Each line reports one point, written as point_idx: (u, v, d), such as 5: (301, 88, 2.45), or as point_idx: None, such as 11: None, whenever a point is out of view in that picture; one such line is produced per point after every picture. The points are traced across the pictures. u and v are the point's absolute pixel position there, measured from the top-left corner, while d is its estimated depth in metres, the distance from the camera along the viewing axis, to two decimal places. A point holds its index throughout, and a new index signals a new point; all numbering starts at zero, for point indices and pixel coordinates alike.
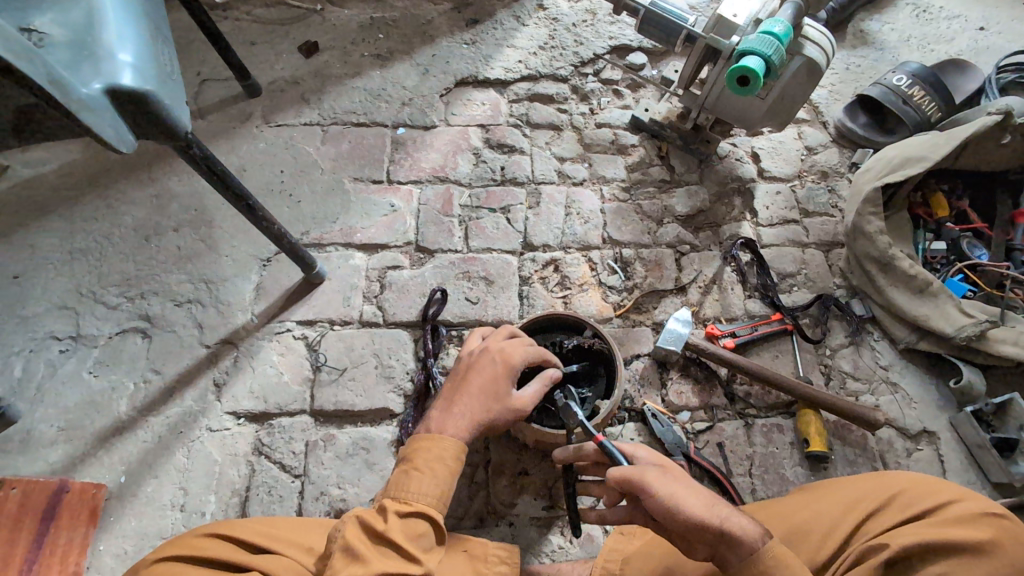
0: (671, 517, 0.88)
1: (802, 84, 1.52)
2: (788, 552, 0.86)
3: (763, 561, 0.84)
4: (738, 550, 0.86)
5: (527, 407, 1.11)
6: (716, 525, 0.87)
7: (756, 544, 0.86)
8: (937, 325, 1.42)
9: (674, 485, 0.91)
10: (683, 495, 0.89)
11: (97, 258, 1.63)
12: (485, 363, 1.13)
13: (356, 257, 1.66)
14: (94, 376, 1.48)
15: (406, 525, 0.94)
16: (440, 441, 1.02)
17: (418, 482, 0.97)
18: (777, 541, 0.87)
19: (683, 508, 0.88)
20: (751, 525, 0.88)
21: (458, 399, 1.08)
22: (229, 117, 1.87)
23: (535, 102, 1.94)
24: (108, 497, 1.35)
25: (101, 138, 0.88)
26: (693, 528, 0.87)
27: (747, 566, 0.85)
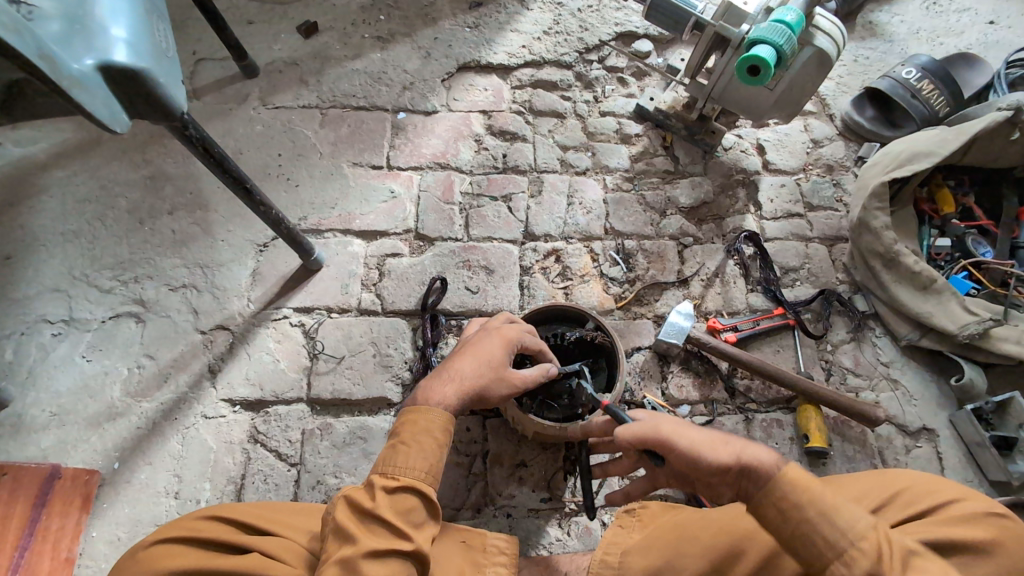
0: (694, 463, 0.90)
1: (811, 75, 1.49)
2: (804, 473, 0.83)
3: (780, 487, 0.82)
4: (756, 482, 0.84)
5: (519, 382, 1.09)
6: (736, 464, 0.86)
7: (772, 473, 0.83)
8: (940, 322, 1.41)
9: (693, 436, 0.92)
10: (701, 443, 0.91)
11: (90, 240, 1.59)
12: (482, 337, 1.12)
13: (355, 243, 1.63)
14: (86, 361, 1.45)
15: (395, 501, 0.91)
16: (428, 411, 1.00)
17: (405, 457, 0.94)
18: (792, 466, 0.83)
19: (702, 454, 0.89)
20: (767, 455, 0.86)
21: (452, 365, 1.06)
22: (225, 98, 1.82)
23: (539, 89, 1.91)
24: (102, 483, 1.33)
25: (94, 116, 0.84)
26: (715, 472, 0.88)
27: (766, 495, 0.83)
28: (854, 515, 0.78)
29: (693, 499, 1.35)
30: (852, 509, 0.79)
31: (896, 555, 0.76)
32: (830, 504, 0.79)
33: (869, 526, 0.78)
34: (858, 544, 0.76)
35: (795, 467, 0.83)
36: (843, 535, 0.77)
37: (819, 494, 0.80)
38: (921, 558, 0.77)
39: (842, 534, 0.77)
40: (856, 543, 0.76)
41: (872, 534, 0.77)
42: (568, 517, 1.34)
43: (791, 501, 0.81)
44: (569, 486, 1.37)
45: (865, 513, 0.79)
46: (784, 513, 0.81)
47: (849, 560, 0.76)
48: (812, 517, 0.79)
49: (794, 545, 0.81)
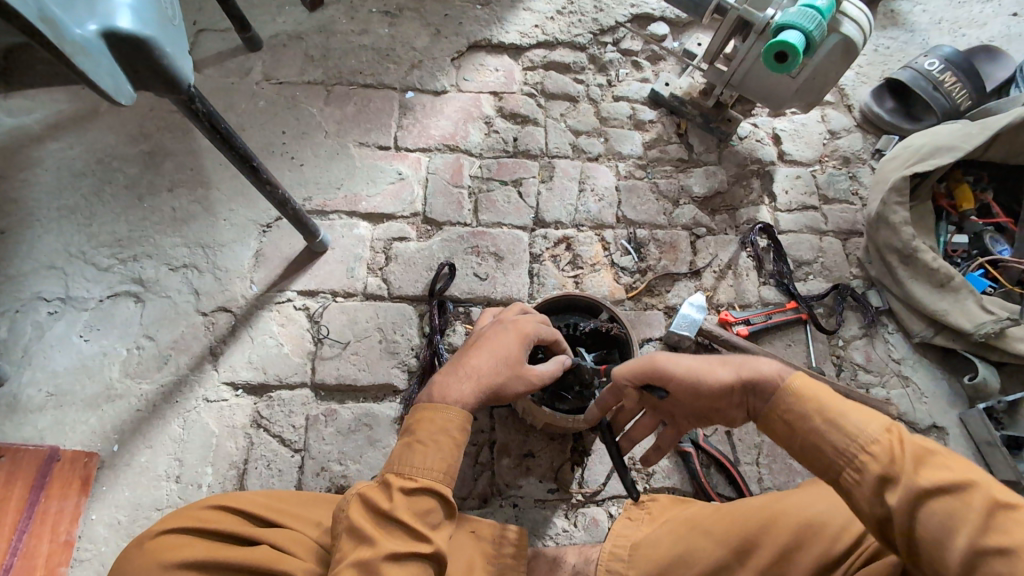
0: (699, 386, 0.94)
1: (835, 64, 1.45)
2: (814, 385, 0.83)
3: (786, 399, 0.83)
4: (763, 395, 0.87)
5: (536, 378, 1.07)
6: (740, 381, 0.90)
7: (776, 385, 0.85)
8: (955, 320, 1.40)
9: (692, 361, 0.96)
10: (699, 366, 0.94)
11: (86, 216, 1.54)
12: (496, 332, 1.08)
13: (361, 226, 1.59)
14: (84, 341, 1.41)
15: (412, 502, 0.89)
16: (444, 410, 0.96)
17: (422, 457, 0.91)
18: (798, 376, 0.84)
19: (706, 375, 0.93)
20: (771, 368, 0.87)
21: (467, 362, 1.02)
22: (227, 72, 1.76)
23: (551, 71, 1.85)
24: (101, 466, 1.30)
25: (98, 86, 0.80)
26: (721, 392, 0.92)
27: (774, 410, 0.84)
28: (864, 420, 0.76)
29: (702, 492, 1.34)
30: (863, 413, 0.77)
31: (909, 456, 0.71)
32: (837, 409, 0.78)
33: (880, 431, 0.74)
34: (868, 449, 0.73)
35: (802, 376, 0.84)
36: (852, 440, 0.75)
37: (828, 403, 0.79)
38: (942, 457, 0.71)
39: (851, 441, 0.75)
40: (865, 448, 0.74)
41: (883, 438, 0.74)
42: (575, 508, 1.33)
43: (796, 411, 0.81)
44: (576, 477, 1.35)
45: (879, 418, 0.76)
46: (792, 427, 0.82)
47: (860, 467, 0.73)
48: (820, 426, 0.78)
49: (809, 458, 0.80)
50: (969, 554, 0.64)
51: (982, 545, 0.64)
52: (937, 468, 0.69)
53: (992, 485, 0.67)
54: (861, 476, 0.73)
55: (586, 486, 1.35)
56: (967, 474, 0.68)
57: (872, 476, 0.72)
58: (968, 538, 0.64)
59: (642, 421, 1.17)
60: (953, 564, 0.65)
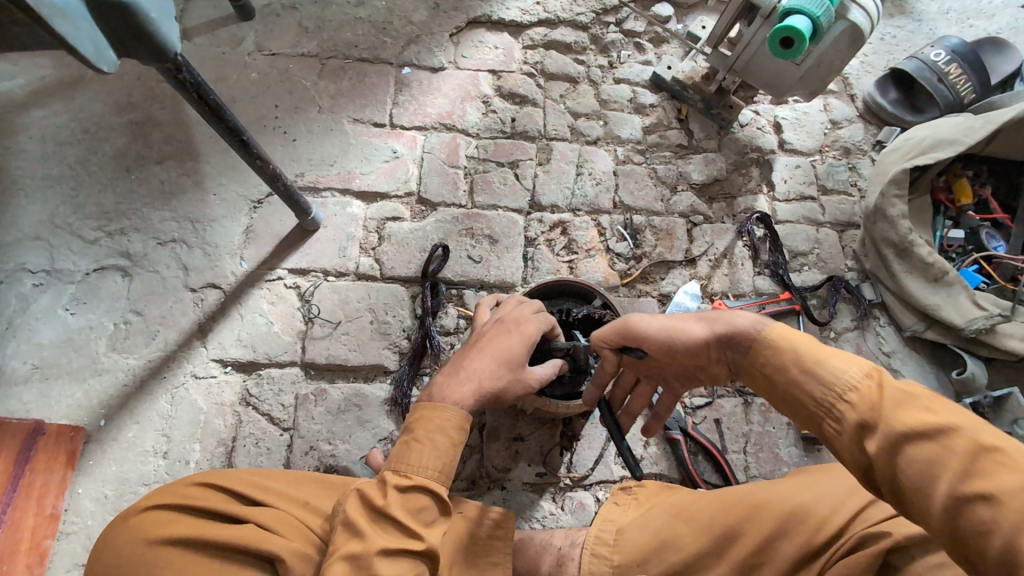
0: (675, 343, 0.95)
1: (841, 52, 1.42)
2: (793, 334, 0.82)
3: (761, 352, 0.83)
4: (740, 350, 0.87)
5: (535, 382, 1.06)
6: (715, 338, 0.91)
7: (754, 337, 0.85)
8: (948, 316, 1.40)
9: (669, 321, 0.96)
10: (674, 326, 0.95)
11: (72, 186, 1.50)
12: (498, 334, 1.07)
13: (354, 205, 1.57)
14: (70, 314, 1.39)
15: (406, 499, 0.88)
16: (443, 409, 0.95)
17: (418, 455, 0.91)
18: (776, 326, 0.83)
19: (681, 333, 0.94)
20: (748, 323, 0.87)
21: (468, 364, 1.02)
22: (218, 41, 1.70)
23: (552, 51, 1.81)
24: (87, 441, 1.29)
25: (78, 52, 0.77)
26: (696, 348, 0.93)
27: (751, 362, 0.85)
28: (843, 366, 0.74)
29: (689, 480, 1.35)
30: (843, 358, 0.75)
31: (887, 400, 0.69)
32: (814, 358, 0.77)
33: (859, 376, 0.72)
34: (846, 397, 0.72)
35: (779, 326, 0.84)
36: (830, 388, 0.74)
37: (806, 352, 0.78)
38: (925, 400, 0.68)
39: (829, 390, 0.74)
40: (844, 396, 0.72)
41: (862, 384, 0.72)
42: (563, 492, 1.34)
43: (774, 362, 0.81)
44: (564, 461, 1.36)
45: (860, 363, 0.74)
46: (773, 380, 0.82)
47: (838, 416, 0.72)
48: (797, 376, 0.78)
49: (792, 410, 0.79)
50: (950, 501, 0.61)
51: (964, 491, 0.61)
52: (917, 412, 0.66)
53: (977, 429, 0.64)
54: (841, 426, 0.72)
55: (574, 471, 1.36)
56: (948, 417, 0.65)
57: (850, 424, 0.71)
58: (949, 485, 0.62)
59: (641, 390, 1.14)
60: (935, 513, 0.63)
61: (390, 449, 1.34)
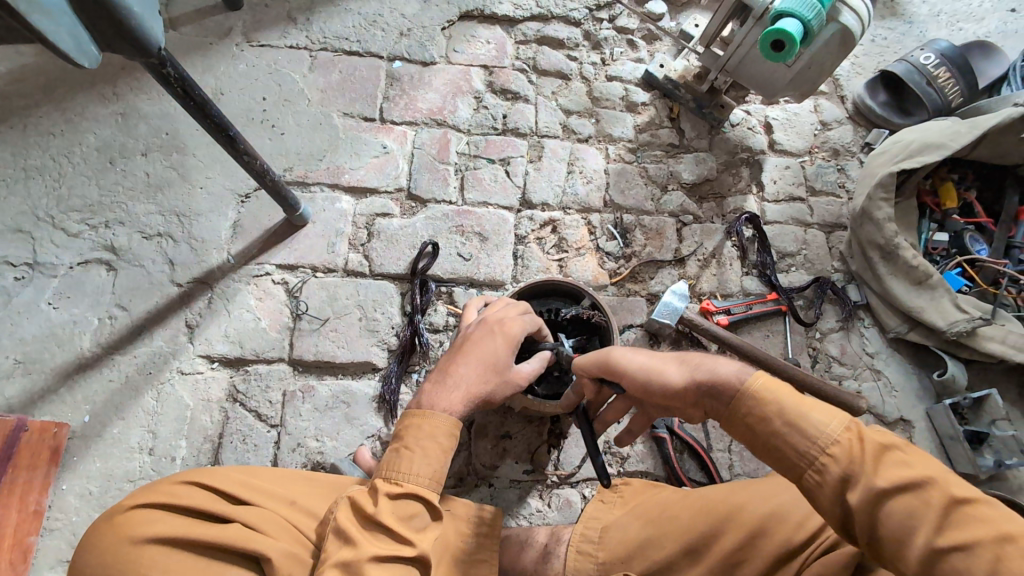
0: (655, 384, 0.93)
1: (831, 54, 1.42)
2: (775, 383, 0.81)
3: (746, 401, 0.81)
4: (718, 400, 0.85)
5: (523, 380, 1.06)
6: (694, 385, 0.89)
7: (736, 387, 0.83)
8: (930, 318, 1.42)
9: (651, 360, 0.95)
10: (656, 366, 0.94)
11: (55, 177, 1.48)
12: (482, 336, 1.07)
13: (343, 200, 1.55)
14: (53, 308, 1.37)
15: (397, 507, 0.89)
16: (432, 417, 0.96)
17: (409, 463, 0.92)
18: (759, 375, 0.82)
19: (659, 374, 0.93)
20: (730, 371, 0.85)
21: (455, 371, 1.02)
22: (205, 31, 1.68)
23: (544, 46, 1.80)
24: (72, 436, 1.28)
25: (56, 46, 0.76)
26: (674, 393, 0.91)
27: (734, 412, 0.83)
28: (825, 420, 0.75)
29: (674, 477, 1.36)
30: (824, 410, 0.77)
31: (868, 454, 0.72)
32: (798, 410, 0.77)
33: (840, 430, 0.74)
34: (829, 450, 0.74)
35: (763, 374, 0.83)
36: (814, 442, 0.75)
37: (790, 405, 0.78)
38: (902, 453, 0.72)
39: (812, 443, 0.75)
40: (826, 449, 0.74)
41: (843, 438, 0.74)
42: (549, 489, 1.35)
43: (758, 413, 0.80)
44: (552, 458, 1.37)
45: (839, 416, 0.76)
46: (753, 430, 0.81)
47: (821, 468, 0.74)
48: (781, 428, 0.77)
49: (772, 459, 0.79)
50: (927, 553, 0.65)
51: (940, 543, 0.65)
52: (896, 466, 0.70)
53: (949, 482, 0.68)
54: (823, 477, 0.73)
55: (561, 468, 1.37)
56: (925, 471, 0.69)
57: (833, 477, 0.73)
58: (926, 538, 0.65)
59: (617, 403, 1.13)
60: (913, 562, 0.66)
61: (378, 446, 1.34)
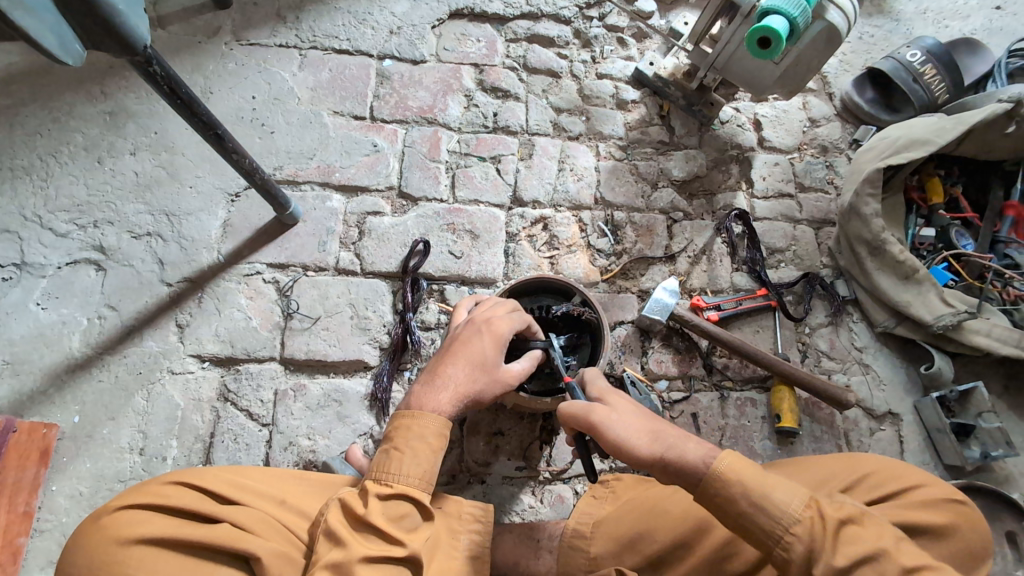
0: (626, 458, 0.88)
1: (818, 51, 1.43)
2: (740, 463, 0.83)
3: (713, 485, 0.82)
4: (687, 479, 0.84)
5: (513, 378, 1.06)
6: (661, 462, 0.87)
7: (703, 471, 0.83)
8: (916, 312, 1.44)
9: (624, 426, 0.90)
10: (629, 435, 0.89)
11: (42, 177, 1.47)
12: (470, 335, 1.07)
13: (334, 199, 1.55)
14: (41, 309, 1.36)
15: (387, 507, 0.90)
16: (422, 417, 0.96)
17: (399, 463, 0.93)
18: (726, 456, 0.83)
19: (629, 450, 0.88)
20: (696, 450, 0.85)
21: (444, 372, 1.02)
22: (194, 30, 1.67)
23: (534, 44, 1.80)
24: (61, 437, 1.27)
25: (40, 44, 0.76)
26: (643, 467, 0.88)
27: (701, 494, 0.83)
28: (787, 497, 0.80)
29: None
30: (785, 489, 0.80)
31: (827, 532, 0.77)
32: (762, 491, 0.80)
33: (801, 508, 0.79)
34: (792, 529, 0.78)
35: (729, 456, 0.83)
36: (778, 522, 0.79)
37: (754, 485, 0.81)
38: (856, 527, 0.77)
39: (776, 521, 0.79)
40: (790, 527, 0.78)
41: (805, 516, 0.78)
42: (542, 485, 1.36)
43: (725, 495, 0.81)
44: (544, 455, 1.37)
45: (799, 492, 0.80)
46: (723, 511, 0.82)
47: (787, 546, 0.78)
48: (748, 509, 0.80)
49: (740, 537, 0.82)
50: None
51: None
52: (852, 543, 0.75)
53: (898, 551, 0.75)
54: (789, 554, 0.78)
55: (553, 464, 1.37)
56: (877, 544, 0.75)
57: (797, 553, 0.77)
58: None
59: None
60: None
61: (370, 444, 1.34)
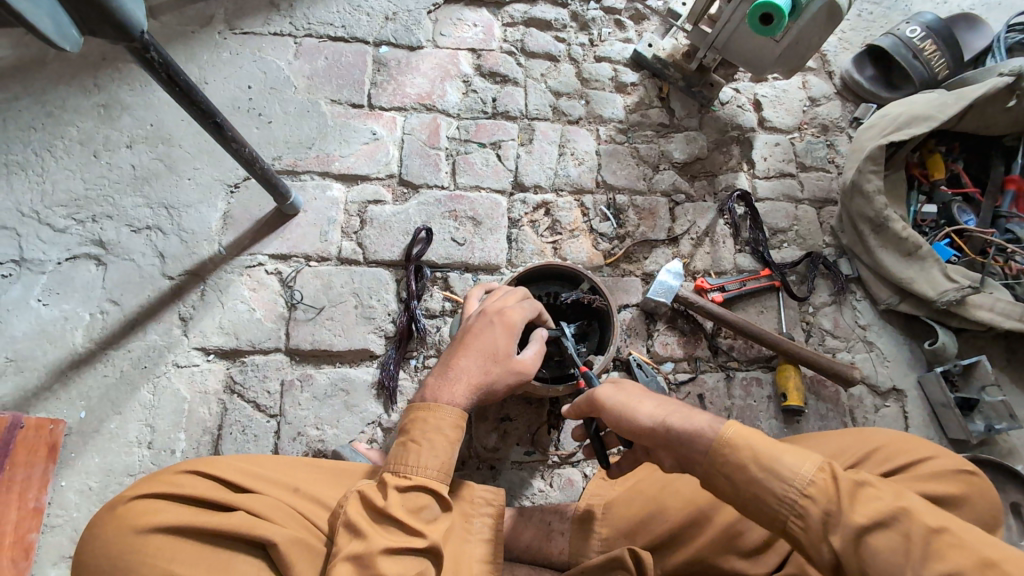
0: (630, 424, 0.91)
1: (819, 28, 1.41)
2: (747, 431, 0.80)
3: (721, 452, 0.80)
4: (691, 450, 0.83)
5: (528, 370, 1.06)
6: (663, 430, 0.87)
7: (710, 439, 0.82)
8: (919, 288, 1.44)
9: (630, 398, 0.94)
10: (635, 405, 0.92)
11: (38, 172, 1.45)
12: (482, 327, 1.06)
13: (334, 188, 1.54)
14: (43, 305, 1.35)
15: (406, 499, 0.90)
16: (439, 410, 0.96)
17: (416, 455, 0.93)
18: (730, 425, 0.82)
19: (632, 414, 0.92)
20: (699, 420, 0.85)
21: (456, 364, 1.02)
22: (186, 20, 1.65)
23: (531, 28, 1.78)
24: (68, 433, 1.27)
25: (35, 28, 0.74)
26: (645, 433, 0.90)
27: (711, 464, 0.81)
28: (798, 461, 0.76)
29: None
30: (796, 453, 0.77)
31: (844, 492, 0.73)
32: (771, 453, 0.77)
33: (813, 471, 0.75)
34: (806, 492, 0.74)
35: (735, 424, 0.82)
36: (791, 485, 0.74)
37: (763, 450, 0.78)
38: (874, 489, 0.73)
39: (789, 487, 0.75)
40: (804, 491, 0.74)
41: (818, 479, 0.74)
42: (552, 469, 1.36)
43: (733, 462, 0.78)
44: (552, 439, 1.38)
45: (811, 457, 0.76)
46: (734, 481, 0.79)
47: (802, 513, 0.73)
48: (758, 474, 0.76)
49: (752, 510, 0.78)
50: None
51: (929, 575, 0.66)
52: (870, 502, 0.71)
53: (922, 512, 0.70)
54: (806, 522, 0.73)
55: (561, 448, 1.37)
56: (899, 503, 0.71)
57: (815, 520, 0.73)
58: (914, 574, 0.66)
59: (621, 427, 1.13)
60: None
61: (378, 433, 1.34)
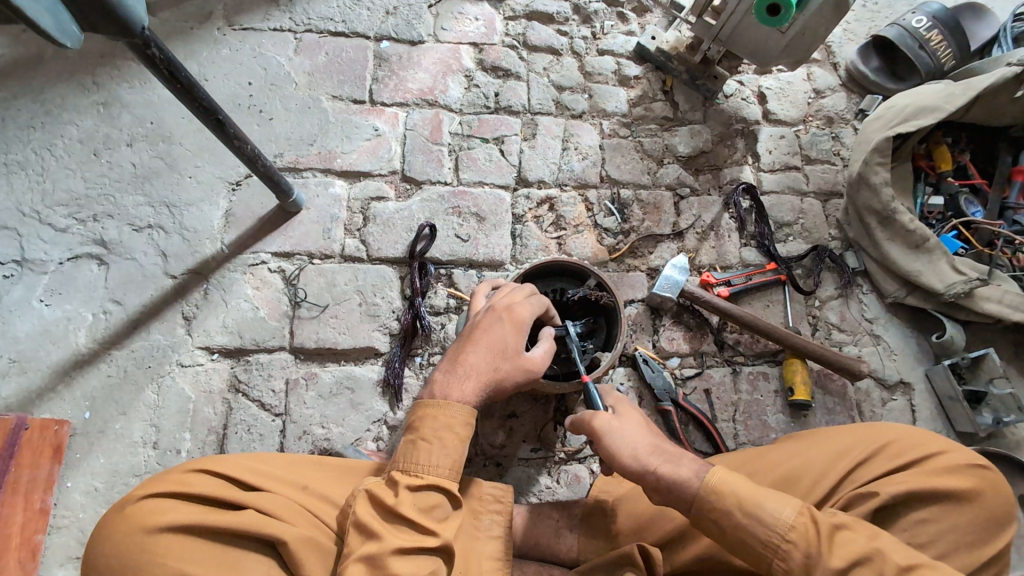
0: (621, 466, 0.90)
1: (826, 18, 1.40)
2: (730, 476, 0.83)
3: (708, 499, 0.82)
4: (679, 497, 0.85)
5: (536, 367, 1.05)
6: (652, 476, 0.87)
7: (696, 488, 0.83)
8: (926, 281, 1.43)
9: (622, 437, 0.93)
10: (625, 448, 0.91)
11: (38, 171, 1.44)
12: (492, 322, 1.06)
13: (336, 184, 1.53)
14: (45, 305, 1.34)
15: (418, 498, 0.89)
16: (448, 408, 0.95)
17: (427, 454, 0.92)
18: (715, 471, 0.84)
19: (622, 457, 0.90)
20: (687, 468, 0.86)
21: (465, 360, 1.01)
22: (186, 16, 1.63)
23: (533, 21, 1.77)
24: (73, 434, 1.26)
25: (36, 24, 0.73)
26: (632, 476, 0.90)
27: (700, 510, 0.83)
28: (780, 506, 0.79)
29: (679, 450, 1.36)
30: (777, 498, 0.80)
31: (823, 536, 0.76)
32: (754, 499, 0.80)
33: (794, 515, 0.78)
34: (788, 537, 0.77)
35: (720, 470, 0.84)
36: (774, 530, 0.78)
37: (746, 496, 0.81)
38: (851, 531, 0.77)
39: (772, 530, 0.78)
40: (786, 536, 0.77)
41: (798, 522, 0.78)
42: (559, 465, 1.36)
43: (717, 509, 0.81)
44: (559, 436, 1.37)
45: (791, 500, 0.80)
46: (721, 526, 0.81)
47: (785, 555, 0.77)
48: (742, 520, 0.80)
49: (739, 552, 0.81)
50: None
51: None
52: (847, 545, 0.76)
53: (893, 552, 0.76)
54: (789, 564, 0.76)
55: (568, 445, 1.37)
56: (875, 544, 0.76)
57: (797, 562, 0.76)
58: None
59: None
60: None
61: (384, 432, 1.34)
